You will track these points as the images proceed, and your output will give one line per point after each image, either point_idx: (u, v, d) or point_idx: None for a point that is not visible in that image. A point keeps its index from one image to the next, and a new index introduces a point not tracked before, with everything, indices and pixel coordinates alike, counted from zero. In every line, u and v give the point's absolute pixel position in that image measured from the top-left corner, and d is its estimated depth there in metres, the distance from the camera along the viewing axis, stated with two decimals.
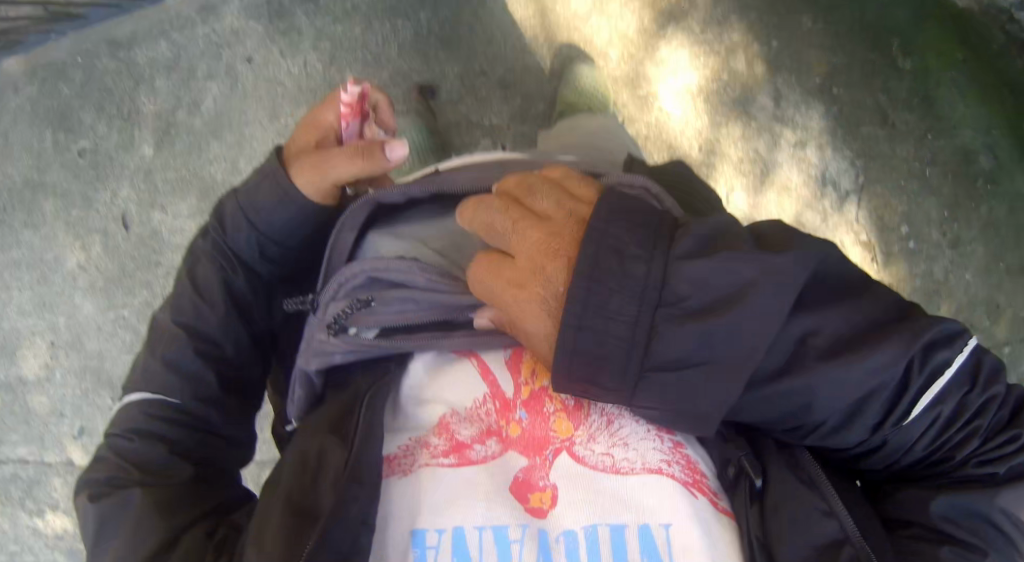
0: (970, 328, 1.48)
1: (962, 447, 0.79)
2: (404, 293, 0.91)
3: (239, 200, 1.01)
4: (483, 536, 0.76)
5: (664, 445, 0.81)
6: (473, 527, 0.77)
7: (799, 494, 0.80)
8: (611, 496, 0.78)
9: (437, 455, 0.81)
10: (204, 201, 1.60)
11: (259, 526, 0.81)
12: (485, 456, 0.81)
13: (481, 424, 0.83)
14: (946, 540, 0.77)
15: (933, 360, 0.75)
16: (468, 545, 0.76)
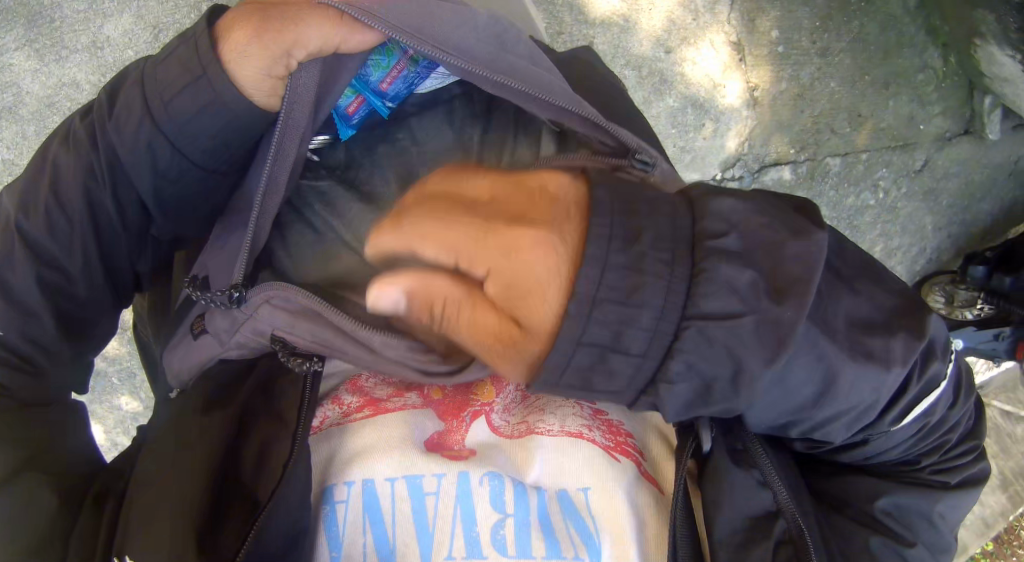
0: (831, 130, 1.63)
1: (929, 455, 0.75)
2: (363, 352, 0.73)
3: (146, 109, 0.77)
4: (397, 488, 0.70)
5: (584, 411, 0.74)
6: (383, 478, 0.71)
7: (734, 473, 0.72)
8: (505, 453, 0.73)
9: (349, 412, 0.76)
10: (34, 33, 1.38)
11: (154, 483, 0.68)
12: (405, 406, 0.76)
13: (397, 382, 0.79)
14: (879, 530, 0.72)
15: (931, 370, 0.67)
16: (378, 497, 0.70)
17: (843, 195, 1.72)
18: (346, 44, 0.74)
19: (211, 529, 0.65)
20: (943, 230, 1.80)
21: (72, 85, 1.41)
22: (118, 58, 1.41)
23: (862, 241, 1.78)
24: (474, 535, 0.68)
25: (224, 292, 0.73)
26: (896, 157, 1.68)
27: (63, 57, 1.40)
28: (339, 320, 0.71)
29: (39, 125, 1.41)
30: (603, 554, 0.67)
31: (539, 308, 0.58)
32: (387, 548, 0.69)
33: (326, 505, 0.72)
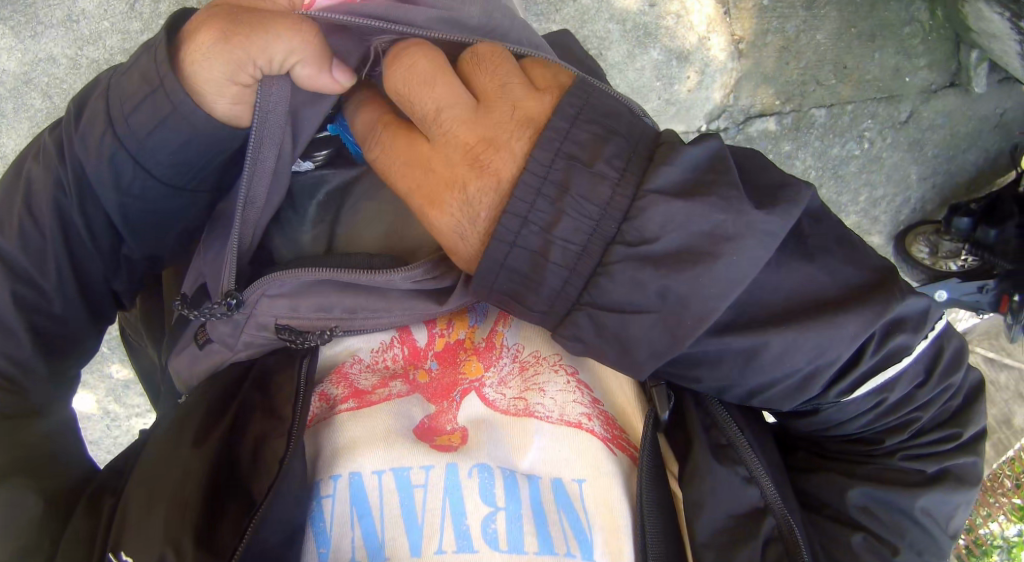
0: (816, 82, 1.52)
1: (895, 434, 0.79)
2: (372, 300, 0.77)
3: (109, 125, 0.78)
4: (384, 481, 0.72)
5: (584, 399, 0.78)
6: (371, 472, 0.73)
7: (716, 471, 0.77)
8: (493, 442, 0.76)
9: (336, 404, 0.78)
10: (7, 7, 1.30)
11: (147, 480, 0.66)
12: (390, 396, 0.78)
13: (383, 371, 0.81)
14: (860, 526, 0.79)
15: (896, 341, 0.71)
16: (366, 490, 0.72)
17: (827, 147, 1.61)
18: (307, 69, 0.74)
19: (209, 524, 0.64)
20: (930, 179, 1.67)
21: (49, 60, 1.33)
22: (95, 32, 1.33)
23: (848, 192, 1.67)
24: (464, 528, 0.70)
25: (221, 301, 0.75)
26: (880, 109, 1.56)
27: (38, 33, 1.31)
28: (343, 276, 0.75)
29: (17, 103, 1.35)
30: (595, 548, 0.71)
31: (444, 209, 0.72)
32: (375, 544, 0.71)
33: (315, 501, 0.74)
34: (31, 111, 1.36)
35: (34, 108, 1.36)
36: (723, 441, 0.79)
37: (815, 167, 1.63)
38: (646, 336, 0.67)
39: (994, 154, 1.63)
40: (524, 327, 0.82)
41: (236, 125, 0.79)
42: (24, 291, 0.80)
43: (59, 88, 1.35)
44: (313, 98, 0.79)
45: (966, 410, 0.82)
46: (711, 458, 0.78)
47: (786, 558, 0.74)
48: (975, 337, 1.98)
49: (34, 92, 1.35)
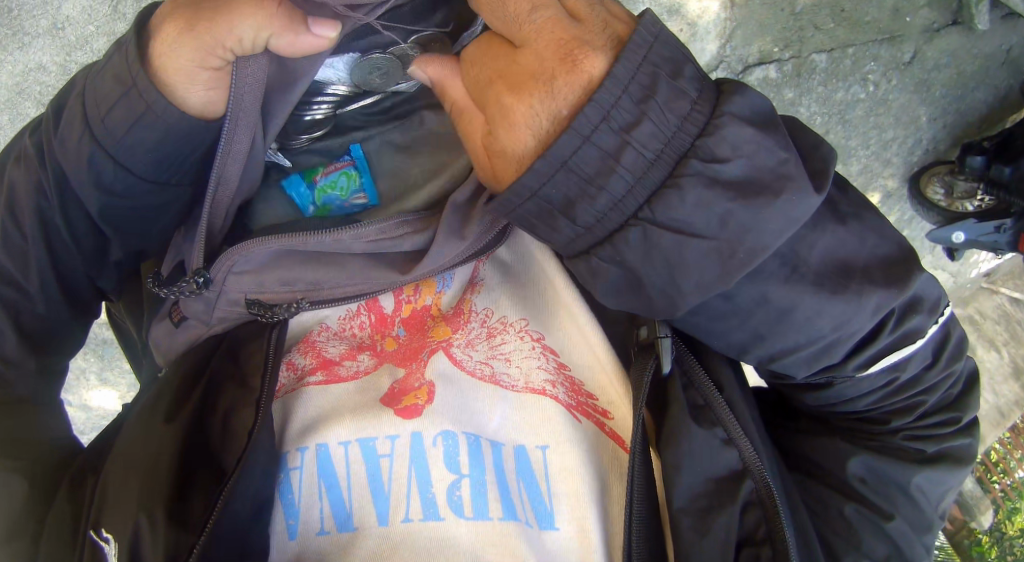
0: (814, 28, 1.42)
1: (901, 417, 0.79)
2: (334, 273, 0.74)
3: (86, 124, 0.75)
4: (350, 452, 0.67)
5: (549, 365, 0.73)
6: (337, 444, 0.68)
7: (696, 434, 0.74)
8: (458, 403, 0.69)
9: (304, 375, 0.73)
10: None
11: (124, 458, 0.68)
12: (357, 371, 0.72)
13: (351, 340, 0.75)
14: (851, 498, 0.80)
15: (909, 324, 0.71)
16: (333, 463, 0.67)
17: (831, 92, 1.50)
18: (279, 39, 0.65)
19: (180, 506, 0.65)
20: (941, 120, 1.56)
21: (38, 68, 1.27)
22: (81, 36, 1.26)
23: (857, 135, 1.57)
24: (430, 497, 0.66)
25: (189, 278, 0.72)
26: (883, 51, 1.45)
27: (26, 43, 1.25)
28: (303, 243, 0.71)
29: (13, 114, 1.30)
30: (559, 518, 0.67)
31: (533, 100, 0.64)
32: (342, 512, 0.66)
33: (281, 473, 0.70)
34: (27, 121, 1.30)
35: (30, 116, 1.30)
36: (701, 401, 0.76)
37: (819, 112, 1.53)
38: (698, 265, 0.64)
39: (1004, 92, 1.54)
40: (497, 288, 0.77)
41: (210, 117, 0.74)
42: (11, 295, 0.80)
43: (51, 97, 1.29)
44: (286, 85, 0.71)
45: (966, 396, 0.82)
46: (689, 418, 0.74)
47: (766, 523, 0.72)
48: (999, 279, 1.99)
49: (27, 101, 1.29)
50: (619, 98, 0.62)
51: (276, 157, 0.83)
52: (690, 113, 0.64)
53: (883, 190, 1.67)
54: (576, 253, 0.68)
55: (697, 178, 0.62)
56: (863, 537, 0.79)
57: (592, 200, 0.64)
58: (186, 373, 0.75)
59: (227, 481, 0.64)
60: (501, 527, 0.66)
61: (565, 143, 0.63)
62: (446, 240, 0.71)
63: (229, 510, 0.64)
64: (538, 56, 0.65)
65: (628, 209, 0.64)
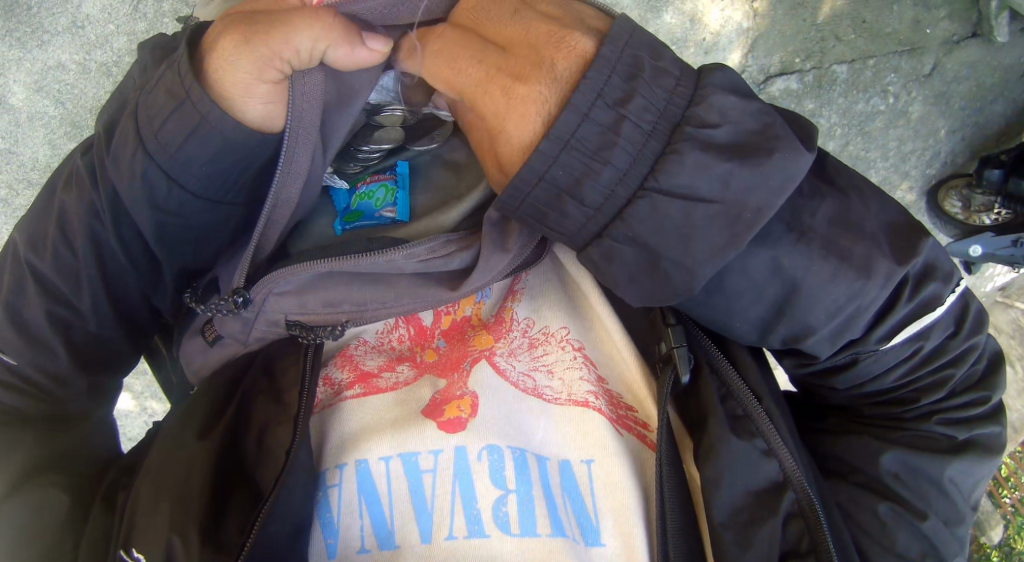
0: (836, 38, 1.40)
1: (928, 394, 0.76)
2: (378, 291, 0.70)
3: (139, 139, 0.70)
4: (391, 468, 0.65)
5: (591, 375, 0.70)
6: (378, 459, 0.65)
7: (734, 443, 0.71)
8: (505, 417, 0.67)
9: (340, 391, 0.70)
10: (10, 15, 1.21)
11: (157, 476, 0.65)
12: (396, 383, 0.70)
13: (389, 353, 0.73)
14: (886, 497, 0.76)
15: (929, 292, 0.68)
16: (373, 478, 0.65)
17: (852, 103, 1.47)
18: (336, 53, 0.65)
19: (213, 527, 0.61)
20: (960, 134, 1.53)
21: (57, 66, 1.25)
22: (100, 35, 1.24)
23: (878, 147, 1.53)
24: (475, 513, 0.63)
25: (228, 297, 0.69)
26: (904, 63, 1.43)
27: (45, 42, 1.23)
28: (346, 266, 0.67)
29: (31, 112, 1.27)
30: (605, 533, 0.65)
31: (530, 85, 0.64)
32: (383, 531, 0.64)
33: (320, 490, 0.67)
34: (44, 120, 1.27)
35: (48, 115, 1.27)
36: (739, 412, 0.72)
37: (841, 123, 1.49)
38: (704, 229, 0.61)
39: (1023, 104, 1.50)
40: (537, 294, 0.75)
41: (268, 130, 0.70)
42: (56, 300, 0.75)
43: (70, 96, 1.27)
44: (341, 101, 0.70)
45: (993, 373, 0.79)
46: (727, 429, 0.71)
47: (808, 534, 0.67)
48: (1014, 293, 1.94)
49: (45, 100, 1.26)
50: (608, 77, 0.62)
51: (333, 181, 0.77)
52: (676, 85, 0.63)
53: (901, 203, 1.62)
54: (587, 236, 0.65)
55: (692, 143, 0.61)
56: (897, 538, 0.75)
57: (596, 176, 0.62)
58: (220, 384, 0.73)
59: (265, 502, 0.61)
60: (547, 545, 0.63)
61: (565, 121, 0.61)
62: (491, 254, 0.68)
63: (265, 529, 0.61)
64: (525, 44, 0.66)
65: (633, 182, 0.62)
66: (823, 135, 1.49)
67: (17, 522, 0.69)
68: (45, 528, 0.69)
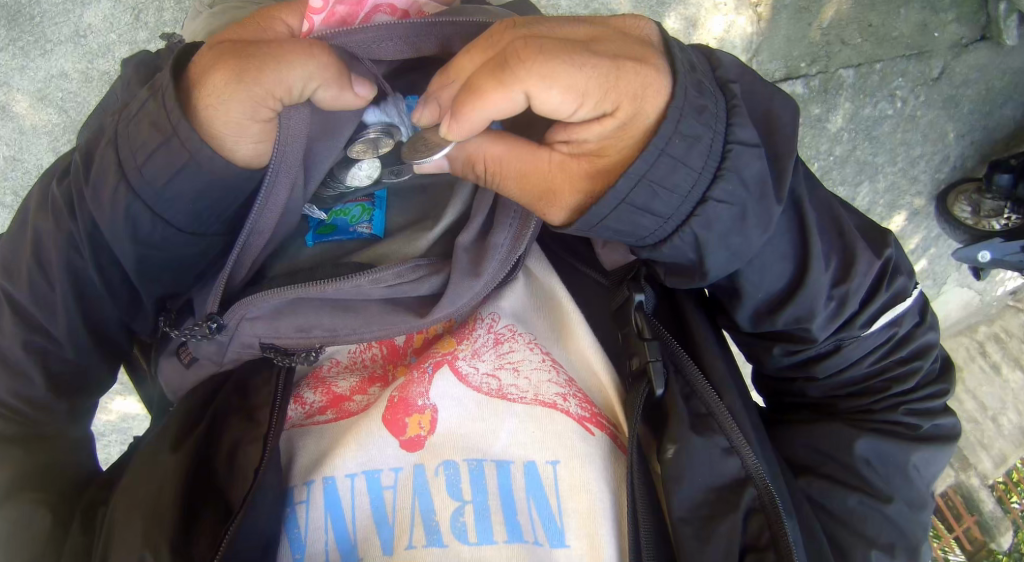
0: (841, 42, 1.38)
1: (900, 385, 0.78)
2: (348, 319, 0.70)
3: (122, 173, 0.67)
4: (357, 484, 0.65)
5: (559, 377, 0.70)
6: (344, 476, 0.65)
7: (695, 441, 0.70)
8: (466, 422, 0.67)
9: (312, 412, 0.70)
10: (13, 27, 1.22)
11: (130, 491, 0.64)
12: (367, 404, 0.70)
13: (360, 370, 0.74)
14: (856, 488, 0.77)
15: (899, 282, 0.74)
16: (340, 494, 0.65)
17: (859, 108, 1.45)
18: (323, 93, 0.63)
19: (185, 538, 0.62)
20: (969, 137, 1.52)
21: (61, 75, 1.26)
22: (103, 44, 1.26)
23: (885, 153, 1.51)
24: (432, 523, 0.64)
25: (200, 323, 0.67)
26: (912, 67, 1.42)
27: (48, 51, 1.24)
28: (314, 292, 0.67)
29: (35, 120, 1.28)
30: (569, 534, 0.65)
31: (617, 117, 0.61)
32: (349, 545, 0.64)
33: (287, 507, 0.67)
34: (49, 128, 1.29)
35: (52, 123, 1.29)
36: (703, 409, 0.72)
37: (847, 129, 1.47)
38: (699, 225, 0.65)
39: None
40: (518, 309, 0.75)
41: (257, 167, 0.69)
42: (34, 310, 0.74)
43: (75, 104, 1.28)
44: (328, 131, 0.68)
45: (949, 369, 0.83)
46: (688, 428, 0.71)
47: (769, 527, 0.67)
48: None
49: (49, 108, 1.28)
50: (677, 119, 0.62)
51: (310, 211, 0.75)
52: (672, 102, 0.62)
53: (909, 209, 1.61)
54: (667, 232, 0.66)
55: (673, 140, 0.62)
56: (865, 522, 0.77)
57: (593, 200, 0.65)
58: (199, 396, 0.73)
59: (233, 517, 0.61)
60: (507, 550, 0.63)
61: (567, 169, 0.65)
62: (460, 282, 0.70)
63: (235, 546, 0.61)
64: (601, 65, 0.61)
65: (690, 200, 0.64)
66: (828, 141, 1.47)
67: (12, 536, 0.71)
68: (36, 541, 0.70)
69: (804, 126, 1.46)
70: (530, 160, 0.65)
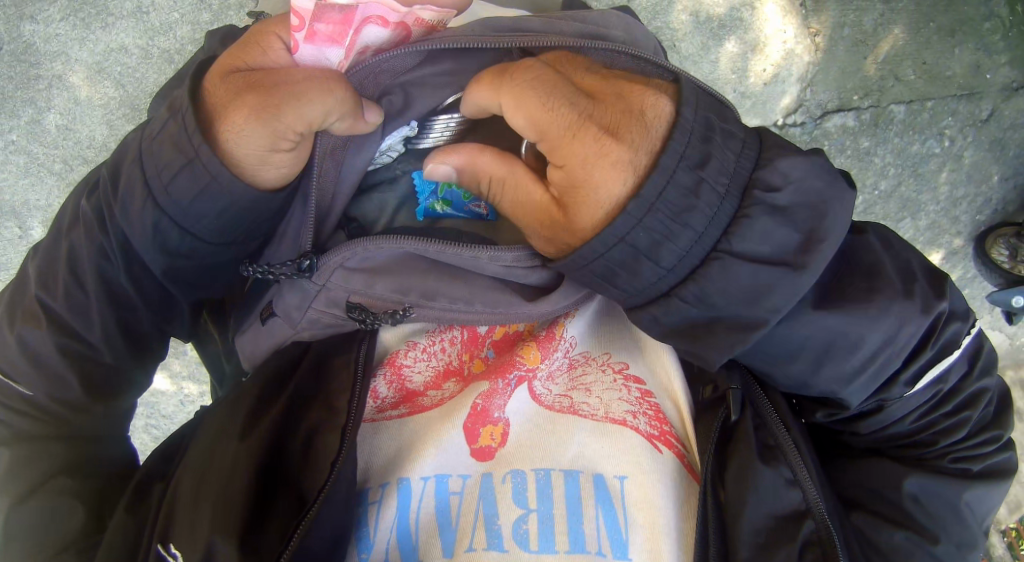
0: (895, 78, 1.34)
1: (948, 436, 0.75)
2: (454, 287, 0.69)
3: (148, 191, 0.67)
4: (428, 488, 0.65)
5: (631, 395, 0.70)
6: (418, 478, 0.65)
7: (763, 471, 0.68)
8: (532, 440, 0.67)
9: (385, 407, 0.71)
10: None
11: (197, 478, 0.64)
12: (443, 400, 0.70)
13: (440, 364, 0.72)
14: (903, 525, 0.73)
15: (952, 329, 0.70)
16: (411, 497, 0.65)
17: (907, 143, 1.39)
18: (341, 123, 0.65)
19: (255, 528, 0.61)
20: (1013, 181, 1.41)
21: (120, 50, 1.22)
22: (164, 23, 1.21)
23: (930, 191, 1.43)
24: (495, 527, 0.63)
25: (293, 261, 0.67)
26: (960, 106, 1.36)
27: (109, 24, 1.20)
28: (429, 249, 0.67)
29: (91, 92, 1.24)
30: (633, 547, 0.63)
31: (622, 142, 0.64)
32: (408, 544, 0.64)
33: (361, 505, 0.67)
34: (103, 101, 1.24)
35: (107, 95, 1.24)
36: (770, 442, 0.70)
37: (894, 163, 1.41)
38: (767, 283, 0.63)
39: None
40: (595, 326, 0.75)
41: None
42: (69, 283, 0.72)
43: (132, 80, 1.24)
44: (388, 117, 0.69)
45: (1002, 415, 0.79)
46: (758, 458, 0.69)
47: None
48: None
49: (106, 79, 1.23)
50: (686, 143, 0.62)
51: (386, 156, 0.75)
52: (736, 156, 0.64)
53: (948, 248, 1.50)
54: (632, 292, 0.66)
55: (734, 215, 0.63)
56: None
57: (675, 239, 0.62)
58: (271, 370, 0.72)
59: (311, 507, 0.61)
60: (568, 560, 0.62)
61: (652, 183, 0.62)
62: (572, 284, 0.70)
63: (305, 544, 0.61)
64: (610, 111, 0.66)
65: (691, 245, 0.63)
66: (875, 174, 1.41)
67: (32, 524, 0.71)
68: (64, 538, 0.71)
69: (851, 158, 1.40)
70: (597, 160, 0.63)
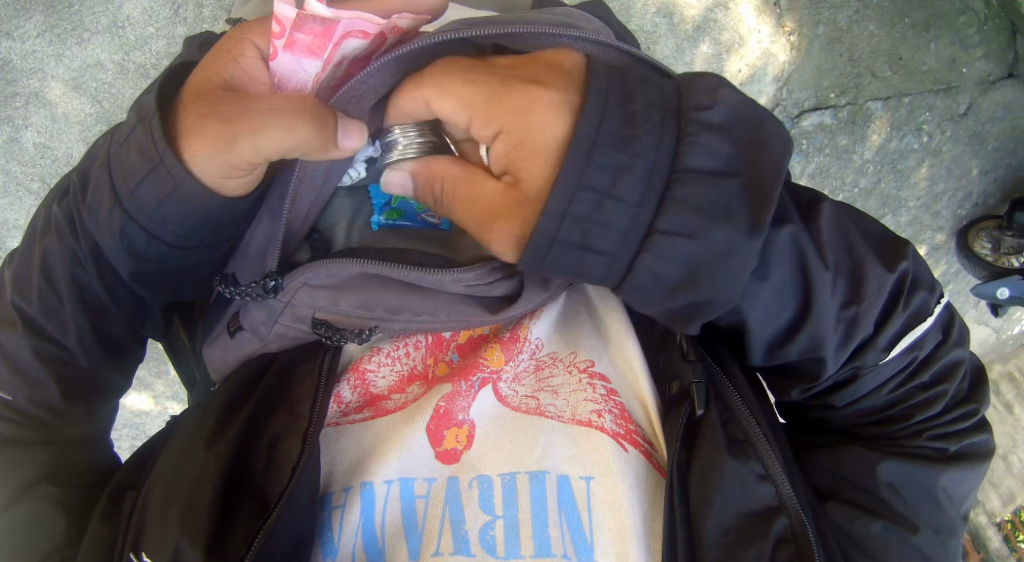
0: (871, 74, 1.33)
1: (927, 409, 0.75)
2: (418, 301, 0.69)
3: (114, 198, 0.67)
4: (392, 491, 0.65)
5: (597, 393, 0.69)
6: (382, 481, 0.66)
7: (730, 466, 0.68)
8: (498, 443, 0.67)
9: (349, 411, 0.71)
10: (52, 14, 1.18)
11: (166, 481, 0.64)
12: (406, 403, 0.70)
13: (402, 368, 0.72)
14: (880, 514, 0.73)
15: (920, 297, 0.70)
16: (375, 500, 0.65)
17: (886, 140, 1.39)
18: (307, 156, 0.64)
19: (220, 538, 0.61)
20: (992, 173, 1.40)
21: (95, 65, 1.21)
22: (139, 38, 1.21)
23: (909, 187, 1.43)
24: (463, 532, 0.63)
25: (259, 282, 0.67)
26: (937, 101, 1.36)
27: (84, 39, 1.20)
28: (390, 273, 0.66)
29: (68, 109, 1.23)
30: (600, 549, 0.63)
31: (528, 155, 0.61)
32: (375, 549, 0.65)
33: (326, 509, 0.67)
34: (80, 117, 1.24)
35: (83, 112, 1.24)
36: (739, 435, 0.70)
37: (873, 161, 1.41)
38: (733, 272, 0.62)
39: None
40: (559, 325, 0.74)
41: None
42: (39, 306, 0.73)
43: (108, 95, 1.23)
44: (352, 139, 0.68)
45: (978, 388, 0.80)
46: (726, 451, 0.68)
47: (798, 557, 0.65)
48: None
49: (83, 96, 1.23)
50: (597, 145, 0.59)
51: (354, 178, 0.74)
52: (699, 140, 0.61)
53: (931, 245, 1.49)
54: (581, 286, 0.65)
55: None
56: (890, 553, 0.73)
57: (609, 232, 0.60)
58: (234, 380, 0.72)
59: (269, 514, 0.61)
60: None
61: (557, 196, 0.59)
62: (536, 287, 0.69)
63: (265, 549, 0.61)
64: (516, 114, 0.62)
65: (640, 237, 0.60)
66: (853, 172, 1.41)
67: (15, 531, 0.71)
68: (46, 548, 0.71)
69: (830, 157, 1.40)
70: (476, 185, 0.63)
